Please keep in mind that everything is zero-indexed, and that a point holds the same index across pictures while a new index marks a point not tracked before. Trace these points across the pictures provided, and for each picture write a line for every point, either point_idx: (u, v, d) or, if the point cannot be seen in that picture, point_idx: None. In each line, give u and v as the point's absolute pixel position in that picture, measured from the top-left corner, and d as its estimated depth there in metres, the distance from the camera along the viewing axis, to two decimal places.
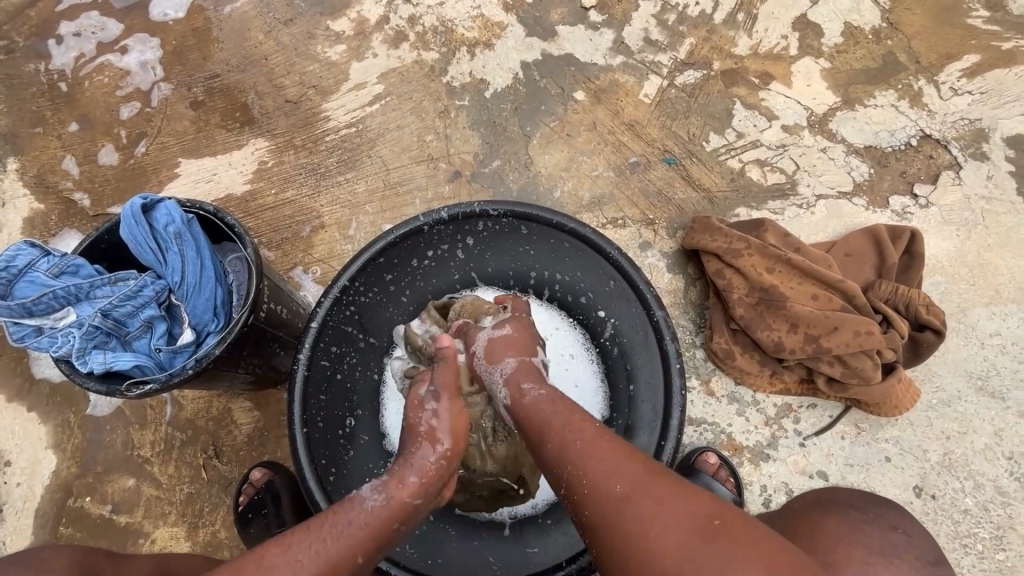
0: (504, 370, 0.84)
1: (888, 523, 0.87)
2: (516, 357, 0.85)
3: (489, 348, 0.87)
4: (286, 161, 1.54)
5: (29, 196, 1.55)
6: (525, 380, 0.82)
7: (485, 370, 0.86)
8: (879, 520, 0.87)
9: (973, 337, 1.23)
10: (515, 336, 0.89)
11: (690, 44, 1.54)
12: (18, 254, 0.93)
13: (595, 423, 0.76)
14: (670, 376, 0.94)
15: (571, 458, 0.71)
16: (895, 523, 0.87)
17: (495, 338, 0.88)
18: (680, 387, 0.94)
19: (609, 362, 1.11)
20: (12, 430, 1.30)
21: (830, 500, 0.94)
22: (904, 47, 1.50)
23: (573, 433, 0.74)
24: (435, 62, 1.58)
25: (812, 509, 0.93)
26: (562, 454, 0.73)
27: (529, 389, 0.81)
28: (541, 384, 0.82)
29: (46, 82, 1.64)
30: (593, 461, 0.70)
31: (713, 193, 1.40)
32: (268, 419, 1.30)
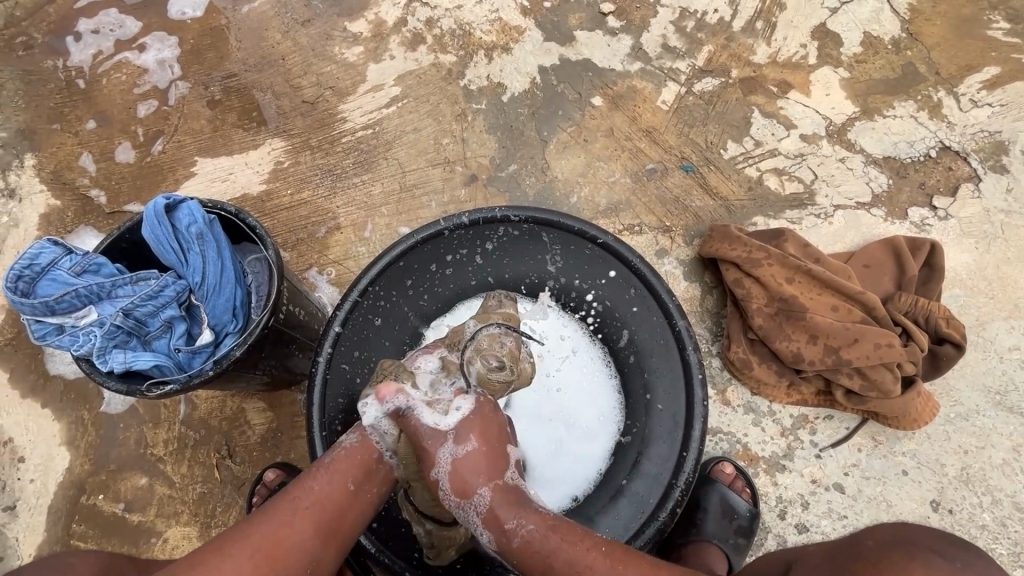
0: (478, 506, 0.82)
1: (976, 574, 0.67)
2: (487, 486, 0.83)
3: (455, 478, 0.83)
4: (302, 162, 1.54)
5: (46, 192, 1.55)
6: (508, 518, 0.81)
7: (455, 507, 0.83)
8: (968, 571, 0.67)
9: (991, 351, 1.23)
10: (481, 454, 0.85)
11: (708, 51, 1.53)
12: (42, 252, 0.93)
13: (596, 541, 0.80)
14: (692, 387, 0.94)
15: None
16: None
17: (461, 465, 0.83)
18: (702, 398, 0.94)
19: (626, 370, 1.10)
20: (26, 426, 1.30)
21: (908, 538, 0.73)
22: (923, 58, 1.49)
23: (581, 570, 0.77)
24: (452, 65, 1.58)
25: (882, 549, 0.74)
26: None
27: (514, 527, 0.80)
28: (527, 518, 0.81)
29: (64, 79, 1.64)
30: None
31: (731, 201, 1.40)
32: (281, 420, 1.30)
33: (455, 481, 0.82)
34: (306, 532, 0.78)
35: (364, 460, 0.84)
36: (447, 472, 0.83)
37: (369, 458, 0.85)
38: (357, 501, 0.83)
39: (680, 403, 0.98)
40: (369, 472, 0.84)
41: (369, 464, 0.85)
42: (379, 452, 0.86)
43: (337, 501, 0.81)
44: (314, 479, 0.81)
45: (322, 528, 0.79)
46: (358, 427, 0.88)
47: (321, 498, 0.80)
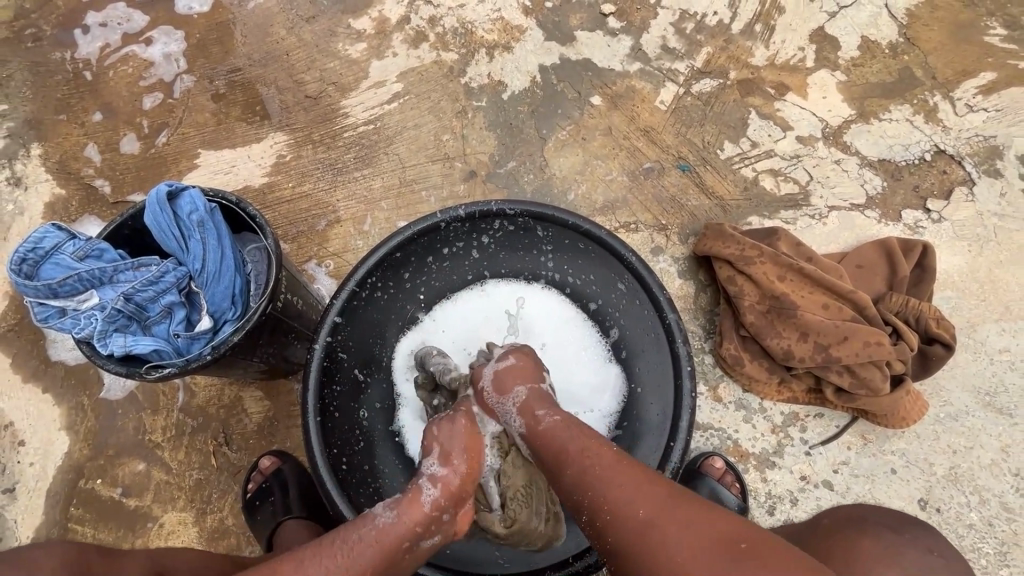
0: (515, 398, 0.85)
1: (925, 547, 0.82)
2: (526, 386, 0.86)
3: (496, 381, 0.88)
4: (304, 156, 1.57)
5: (51, 181, 1.57)
6: (538, 405, 0.83)
7: (496, 400, 0.86)
8: (915, 541, 0.83)
9: (982, 352, 1.24)
10: (519, 364, 0.90)
11: (707, 53, 1.55)
12: (45, 236, 0.95)
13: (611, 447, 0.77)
14: (681, 379, 0.95)
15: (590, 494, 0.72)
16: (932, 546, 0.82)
17: (502, 369, 0.88)
18: (690, 389, 0.94)
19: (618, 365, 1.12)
20: (27, 410, 1.32)
21: (861, 517, 0.92)
22: (920, 62, 1.51)
23: (592, 457, 0.74)
24: (454, 63, 1.60)
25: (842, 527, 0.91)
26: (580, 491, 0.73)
27: (544, 413, 0.82)
28: (555, 411, 0.83)
29: (71, 71, 1.67)
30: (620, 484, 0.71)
31: (726, 201, 1.41)
32: (279, 409, 1.32)
33: (495, 382, 0.88)
34: None
35: (392, 553, 0.73)
36: (490, 376, 0.89)
37: (398, 545, 0.74)
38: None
39: (670, 394, 0.98)
40: (393, 563, 0.74)
41: (395, 555, 0.74)
42: (412, 538, 0.75)
43: None
44: (335, 572, 0.69)
45: None
46: (399, 503, 0.76)
47: None
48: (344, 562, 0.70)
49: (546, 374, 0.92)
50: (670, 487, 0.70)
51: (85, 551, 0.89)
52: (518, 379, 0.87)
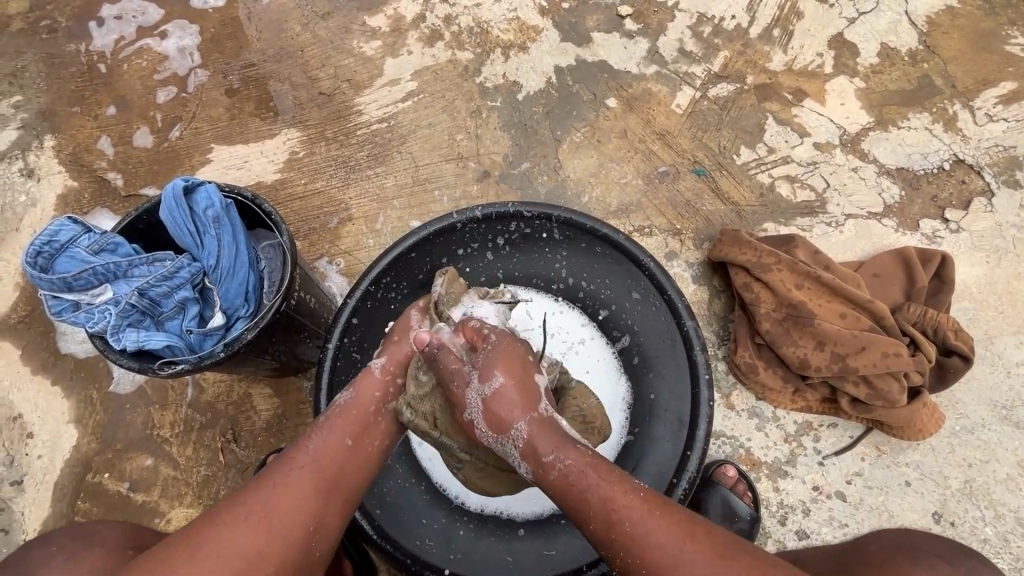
0: (515, 439, 0.78)
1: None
2: (524, 419, 0.78)
3: (488, 412, 0.80)
4: (317, 152, 1.56)
5: (64, 173, 1.57)
6: (546, 451, 0.76)
7: (494, 441, 0.80)
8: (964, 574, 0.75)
9: (999, 365, 1.22)
10: (510, 389, 0.80)
11: (724, 57, 1.54)
12: (61, 230, 0.94)
13: (633, 484, 0.74)
14: (699, 388, 0.94)
15: (620, 540, 0.70)
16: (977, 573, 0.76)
17: (489, 402, 0.79)
18: (707, 398, 0.93)
19: (632, 372, 1.11)
20: (36, 402, 1.32)
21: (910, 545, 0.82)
22: (940, 70, 1.49)
23: (620, 511, 0.71)
24: (469, 62, 1.60)
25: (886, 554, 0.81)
26: (610, 535, 0.71)
27: (552, 461, 0.75)
28: (564, 451, 0.76)
29: (85, 63, 1.67)
30: (648, 539, 0.69)
31: (742, 206, 1.40)
32: (287, 407, 1.31)
33: (487, 415, 0.80)
34: (303, 493, 0.74)
35: (357, 415, 0.85)
36: (479, 408, 0.80)
37: (363, 409, 0.86)
38: (358, 450, 0.82)
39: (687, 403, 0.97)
40: (366, 424, 0.84)
41: (367, 416, 0.85)
42: (374, 399, 0.87)
43: (337, 456, 0.79)
44: (313, 436, 0.81)
45: (321, 485, 0.76)
46: (352, 382, 0.89)
47: (317, 455, 0.79)
48: (320, 427, 0.82)
49: (539, 385, 0.83)
50: (710, 543, 0.67)
51: (132, 530, 0.89)
52: (501, 370, 0.82)
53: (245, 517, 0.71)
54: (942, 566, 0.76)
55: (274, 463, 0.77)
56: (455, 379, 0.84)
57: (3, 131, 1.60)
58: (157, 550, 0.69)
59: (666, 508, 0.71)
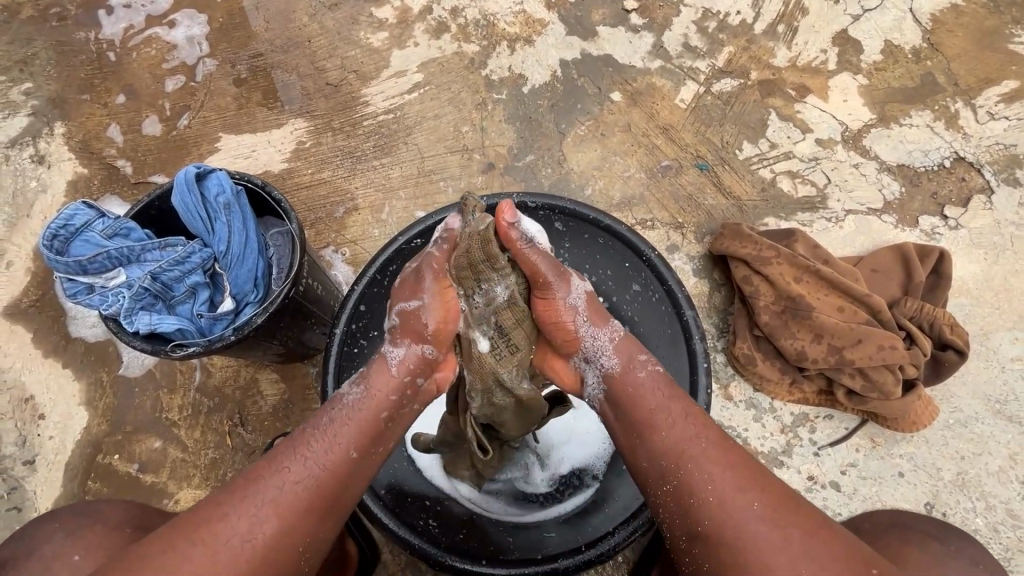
0: (614, 334, 0.87)
1: (969, 558, 0.73)
2: (619, 324, 0.89)
3: (592, 307, 0.88)
4: (324, 143, 1.58)
5: (73, 160, 1.58)
6: (641, 353, 0.85)
7: (589, 337, 0.86)
8: (959, 555, 0.74)
9: (994, 360, 1.24)
10: (593, 297, 0.90)
11: (729, 52, 1.55)
12: (76, 214, 0.97)
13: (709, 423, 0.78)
14: (696, 374, 0.97)
15: (685, 463, 0.73)
16: (977, 559, 0.73)
17: (593, 298, 0.89)
18: (704, 385, 0.96)
19: None
20: (48, 384, 1.34)
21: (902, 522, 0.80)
22: (943, 68, 1.50)
23: (691, 438, 0.75)
24: (475, 55, 1.61)
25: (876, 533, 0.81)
26: (676, 457, 0.74)
27: (648, 360, 0.84)
28: (653, 360, 0.85)
29: (95, 51, 1.68)
30: (712, 468, 0.71)
31: (743, 201, 1.42)
32: (293, 392, 1.34)
33: (591, 308, 0.87)
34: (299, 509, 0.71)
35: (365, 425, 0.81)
36: (583, 299, 0.87)
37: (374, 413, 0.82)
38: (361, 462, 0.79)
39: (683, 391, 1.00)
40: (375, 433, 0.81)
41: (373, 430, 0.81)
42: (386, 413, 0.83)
43: (339, 468, 0.76)
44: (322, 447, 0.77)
45: (321, 503, 0.73)
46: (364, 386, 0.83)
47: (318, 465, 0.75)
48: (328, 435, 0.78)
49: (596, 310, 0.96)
50: (766, 489, 0.69)
51: (138, 512, 0.88)
52: (586, 279, 0.91)
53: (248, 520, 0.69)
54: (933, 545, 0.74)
55: (279, 461, 0.74)
56: (558, 268, 0.87)
57: (13, 117, 1.62)
58: (145, 546, 0.66)
59: (727, 447, 0.74)
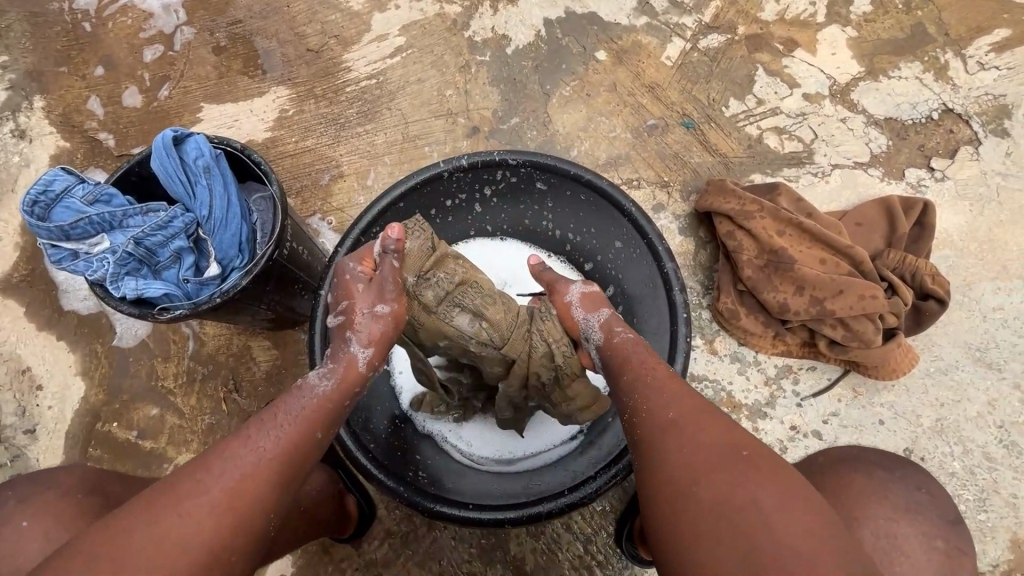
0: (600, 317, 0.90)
1: (912, 483, 0.84)
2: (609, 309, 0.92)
3: (585, 300, 0.92)
4: (307, 110, 1.56)
5: (55, 134, 1.57)
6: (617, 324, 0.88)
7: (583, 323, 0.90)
8: (904, 480, 0.84)
9: (976, 310, 1.26)
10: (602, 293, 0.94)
11: (715, 7, 1.52)
12: (56, 180, 0.96)
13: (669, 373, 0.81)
14: (676, 323, 0.97)
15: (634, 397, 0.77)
16: (918, 483, 0.84)
17: (589, 293, 0.93)
18: (684, 334, 0.96)
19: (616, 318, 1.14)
20: (43, 356, 1.36)
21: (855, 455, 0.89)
22: (935, 18, 1.48)
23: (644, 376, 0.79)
24: (458, 16, 1.58)
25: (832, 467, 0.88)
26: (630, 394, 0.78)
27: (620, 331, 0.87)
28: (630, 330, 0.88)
29: (69, 21, 1.65)
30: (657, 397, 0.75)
31: (729, 158, 1.41)
32: (285, 358, 1.36)
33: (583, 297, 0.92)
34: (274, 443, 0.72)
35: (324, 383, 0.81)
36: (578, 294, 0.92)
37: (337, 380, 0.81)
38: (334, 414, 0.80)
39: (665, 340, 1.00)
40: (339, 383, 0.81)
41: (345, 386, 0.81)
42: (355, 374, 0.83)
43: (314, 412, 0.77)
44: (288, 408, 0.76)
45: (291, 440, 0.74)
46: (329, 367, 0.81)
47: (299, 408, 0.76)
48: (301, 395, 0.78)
49: None
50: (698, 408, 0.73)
51: (95, 475, 0.89)
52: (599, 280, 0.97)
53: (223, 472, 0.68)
54: (880, 474, 0.84)
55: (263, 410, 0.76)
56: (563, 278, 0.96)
57: None
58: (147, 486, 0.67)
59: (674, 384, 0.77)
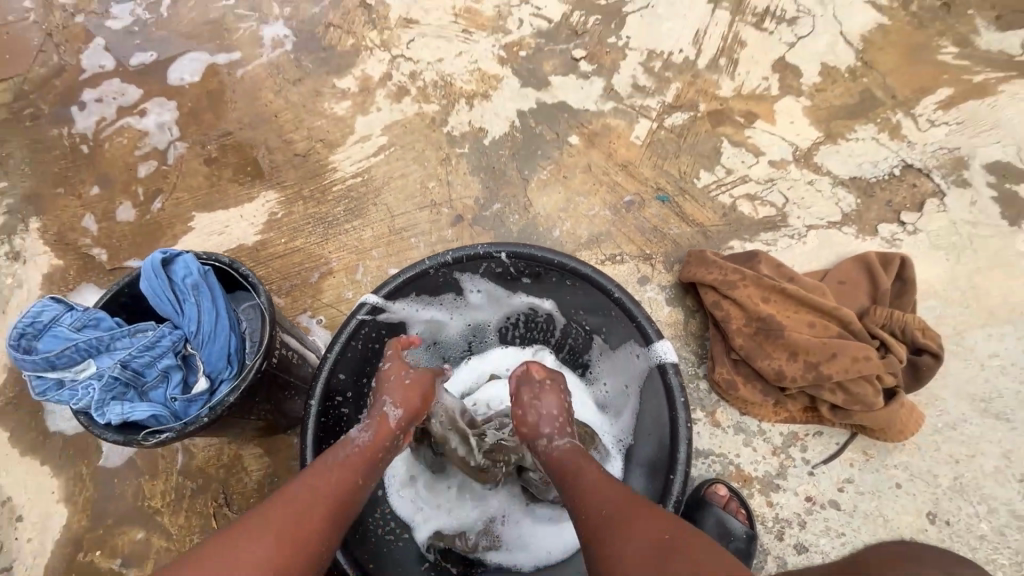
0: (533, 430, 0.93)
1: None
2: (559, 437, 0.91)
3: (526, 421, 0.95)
4: (295, 211, 1.61)
5: (50, 253, 1.60)
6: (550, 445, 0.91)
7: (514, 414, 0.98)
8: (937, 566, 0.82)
9: (972, 359, 1.25)
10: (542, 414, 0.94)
11: (676, 88, 1.65)
12: (44, 310, 0.96)
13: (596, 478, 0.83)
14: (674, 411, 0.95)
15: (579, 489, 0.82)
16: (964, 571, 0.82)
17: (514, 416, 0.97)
18: (683, 421, 0.93)
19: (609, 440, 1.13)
20: (26, 483, 1.31)
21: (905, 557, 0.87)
22: (879, 83, 1.61)
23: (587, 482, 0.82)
24: (436, 114, 1.69)
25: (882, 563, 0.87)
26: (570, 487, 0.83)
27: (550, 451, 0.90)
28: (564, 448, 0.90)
29: (69, 146, 1.76)
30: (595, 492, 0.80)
31: (707, 227, 1.45)
32: (278, 465, 1.31)
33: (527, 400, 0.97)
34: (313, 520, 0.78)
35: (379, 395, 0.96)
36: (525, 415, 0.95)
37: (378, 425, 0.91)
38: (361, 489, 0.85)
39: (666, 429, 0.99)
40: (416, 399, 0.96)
41: (416, 401, 0.96)
42: (417, 400, 0.96)
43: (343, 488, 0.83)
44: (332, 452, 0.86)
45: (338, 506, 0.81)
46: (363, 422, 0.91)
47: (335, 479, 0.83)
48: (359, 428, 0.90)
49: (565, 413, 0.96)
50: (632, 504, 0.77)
51: None
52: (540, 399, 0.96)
53: (279, 513, 0.76)
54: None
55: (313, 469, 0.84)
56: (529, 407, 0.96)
57: None
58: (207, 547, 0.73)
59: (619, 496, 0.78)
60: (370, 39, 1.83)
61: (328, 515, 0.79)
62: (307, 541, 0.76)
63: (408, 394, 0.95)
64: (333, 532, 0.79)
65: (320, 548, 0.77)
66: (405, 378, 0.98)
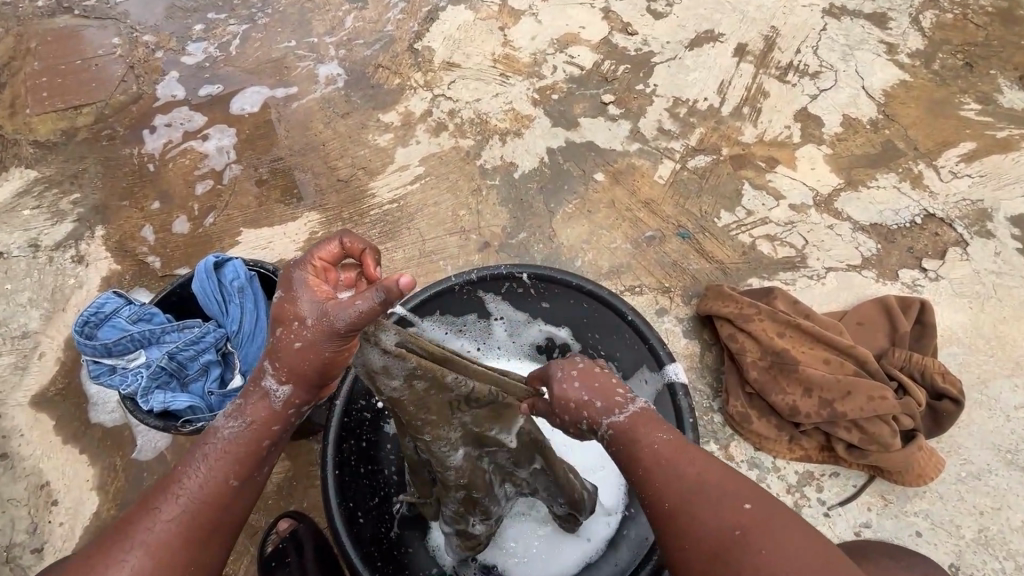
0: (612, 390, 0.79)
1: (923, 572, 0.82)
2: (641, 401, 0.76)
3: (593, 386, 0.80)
4: (334, 231, 1.72)
5: (110, 258, 1.73)
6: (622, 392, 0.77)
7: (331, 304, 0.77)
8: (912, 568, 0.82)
9: (996, 409, 1.23)
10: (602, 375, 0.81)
11: (700, 133, 1.73)
12: (106, 303, 1.08)
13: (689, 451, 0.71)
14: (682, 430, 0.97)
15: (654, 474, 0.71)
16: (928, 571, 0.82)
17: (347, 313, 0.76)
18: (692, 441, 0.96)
19: None
20: (63, 470, 1.38)
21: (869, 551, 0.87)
22: (901, 135, 1.66)
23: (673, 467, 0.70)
24: (470, 148, 1.81)
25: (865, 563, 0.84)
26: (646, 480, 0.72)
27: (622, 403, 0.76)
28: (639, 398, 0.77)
29: (138, 163, 1.93)
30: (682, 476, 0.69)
31: (726, 264, 1.49)
32: (297, 469, 1.35)
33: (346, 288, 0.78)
34: (177, 531, 0.72)
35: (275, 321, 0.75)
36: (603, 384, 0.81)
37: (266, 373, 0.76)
38: (249, 487, 0.78)
39: None
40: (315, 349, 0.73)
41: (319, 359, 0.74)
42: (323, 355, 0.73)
43: (218, 495, 0.74)
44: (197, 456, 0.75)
45: (212, 510, 0.74)
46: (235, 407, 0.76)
47: (202, 482, 0.74)
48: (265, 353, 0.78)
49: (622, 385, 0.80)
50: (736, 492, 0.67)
51: None
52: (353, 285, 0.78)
53: (122, 558, 0.69)
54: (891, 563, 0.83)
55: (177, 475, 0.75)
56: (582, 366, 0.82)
57: (61, 225, 1.79)
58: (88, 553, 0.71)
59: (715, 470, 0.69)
60: (415, 79, 1.99)
61: (187, 540, 0.72)
62: (166, 570, 0.70)
63: (303, 353, 0.73)
64: (204, 550, 0.73)
65: (191, 567, 0.72)
66: (297, 338, 0.72)
